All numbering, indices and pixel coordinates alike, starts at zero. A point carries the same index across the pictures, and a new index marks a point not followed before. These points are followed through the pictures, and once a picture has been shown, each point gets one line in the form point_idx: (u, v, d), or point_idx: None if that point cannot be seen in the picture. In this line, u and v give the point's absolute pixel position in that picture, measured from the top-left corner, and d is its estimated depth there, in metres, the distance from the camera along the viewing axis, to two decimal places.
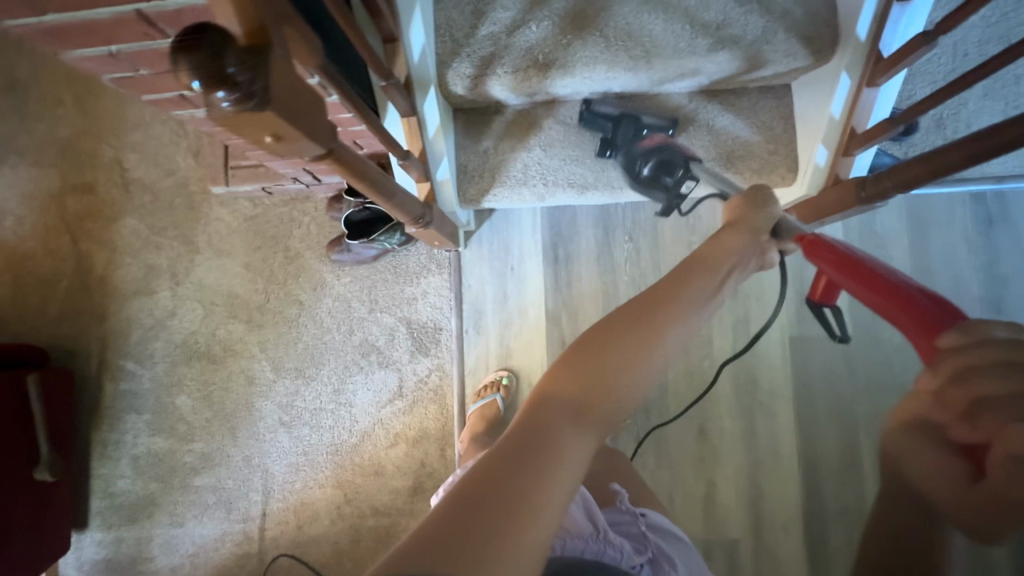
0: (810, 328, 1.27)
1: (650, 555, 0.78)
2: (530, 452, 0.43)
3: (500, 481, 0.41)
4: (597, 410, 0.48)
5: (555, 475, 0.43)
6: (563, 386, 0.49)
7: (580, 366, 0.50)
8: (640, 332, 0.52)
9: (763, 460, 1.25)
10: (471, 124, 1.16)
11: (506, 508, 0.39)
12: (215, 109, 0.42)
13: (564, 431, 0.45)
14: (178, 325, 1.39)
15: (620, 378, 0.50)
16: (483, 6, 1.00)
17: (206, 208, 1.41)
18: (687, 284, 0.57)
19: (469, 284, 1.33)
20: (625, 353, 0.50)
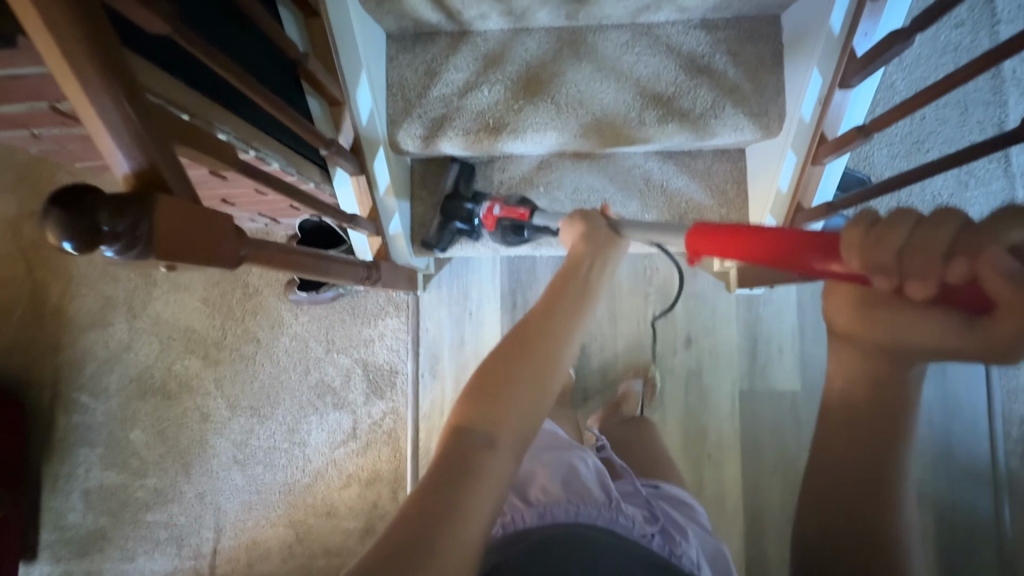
0: (761, 383, 1.28)
1: (660, 527, 0.77)
2: (450, 486, 0.48)
3: (431, 514, 0.46)
4: (508, 424, 0.53)
5: (474, 503, 0.48)
6: (471, 414, 0.53)
7: (480, 393, 0.54)
8: (534, 342, 0.57)
9: (709, 512, 1.26)
10: (428, 176, 1.16)
11: (437, 538, 0.45)
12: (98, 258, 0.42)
13: (478, 455, 0.50)
14: (134, 359, 1.38)
15: (530, 393, 0.55)
16: (436, 66, 0.99)
17: None
18: (566, 293, 0.62)
19: (426, 327, 1.34)
20: (521, 370, 0.55)
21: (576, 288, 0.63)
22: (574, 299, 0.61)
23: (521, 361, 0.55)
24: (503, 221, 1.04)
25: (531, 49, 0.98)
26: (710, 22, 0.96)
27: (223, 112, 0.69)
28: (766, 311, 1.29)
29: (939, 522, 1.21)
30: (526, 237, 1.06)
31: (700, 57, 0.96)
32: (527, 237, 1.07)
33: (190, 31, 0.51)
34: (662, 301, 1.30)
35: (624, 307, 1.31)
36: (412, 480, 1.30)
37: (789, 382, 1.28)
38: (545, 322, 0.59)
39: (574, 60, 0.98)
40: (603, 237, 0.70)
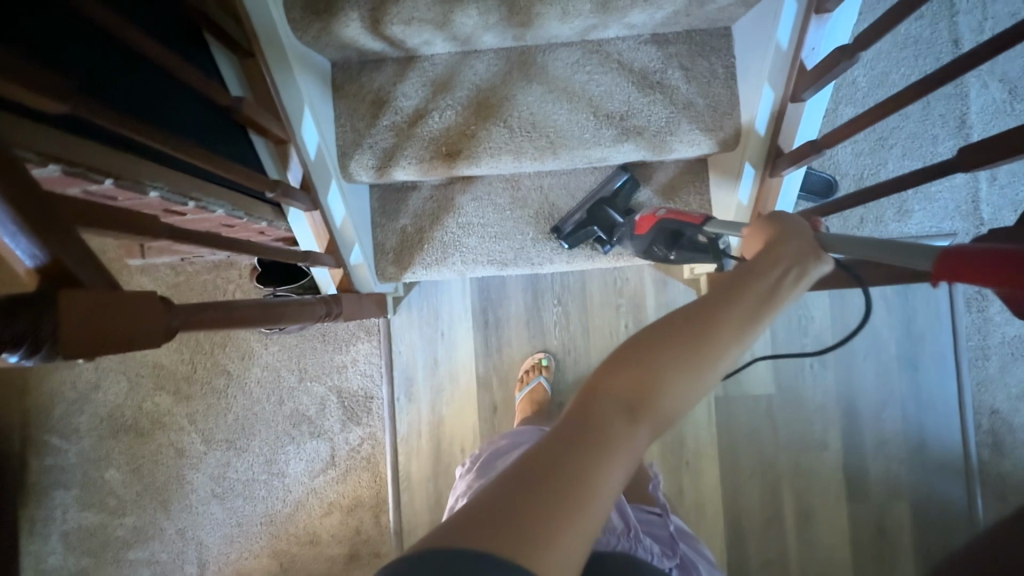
0: (735, 388, 1.29)
1: (679, 560, 0.79)
2: (577, 454, 0.40)
3: (548, 477, 0.38)
4: (653, 405, 0.43)
5: (600, 482, 0.39)
6: (614, 383, 0.43)
7: (631, 363, 0.44)
8: (705, 321, 0.46)
9: (690, 519, 1.28)
10: (388, 202, 1.14)
11: (561, 505, 0.37)
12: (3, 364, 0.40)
13: (612, 425, 0.42)
14: (105, 398, 1.36)
15: (684, 375, 0.44)
16: (384, 93, 0.96)
17: (125, 277, 1.36)
18: (754, 278, 0.49)
19: (399, 350, 1.32)
20: (683, 348, 0.44)
21: (763, 282, 0.49)
22: (761, 290, 0.48)
23: (681, 342, 0.44)
24: (659, 228, 0.86)
25: (482, 72, 0.96)
26: (661, 37, 0.94)
27: (152, 169, 0.66)
28: None
29: (913, 515, 1.23)
30: (676, 256, 0.87)
31: (653, 72, 0.94)
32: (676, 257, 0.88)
33: (91, 104, 0.49)
34: (634, 313, 1.28)
35: (596, 321, 1.29)
36: (393, 505, 1.30)
37: (763, 385, 1.28)
38: (721, 307, 0.46)
39: (526, 82, 0.96)
40: (802, 237, 0.54)
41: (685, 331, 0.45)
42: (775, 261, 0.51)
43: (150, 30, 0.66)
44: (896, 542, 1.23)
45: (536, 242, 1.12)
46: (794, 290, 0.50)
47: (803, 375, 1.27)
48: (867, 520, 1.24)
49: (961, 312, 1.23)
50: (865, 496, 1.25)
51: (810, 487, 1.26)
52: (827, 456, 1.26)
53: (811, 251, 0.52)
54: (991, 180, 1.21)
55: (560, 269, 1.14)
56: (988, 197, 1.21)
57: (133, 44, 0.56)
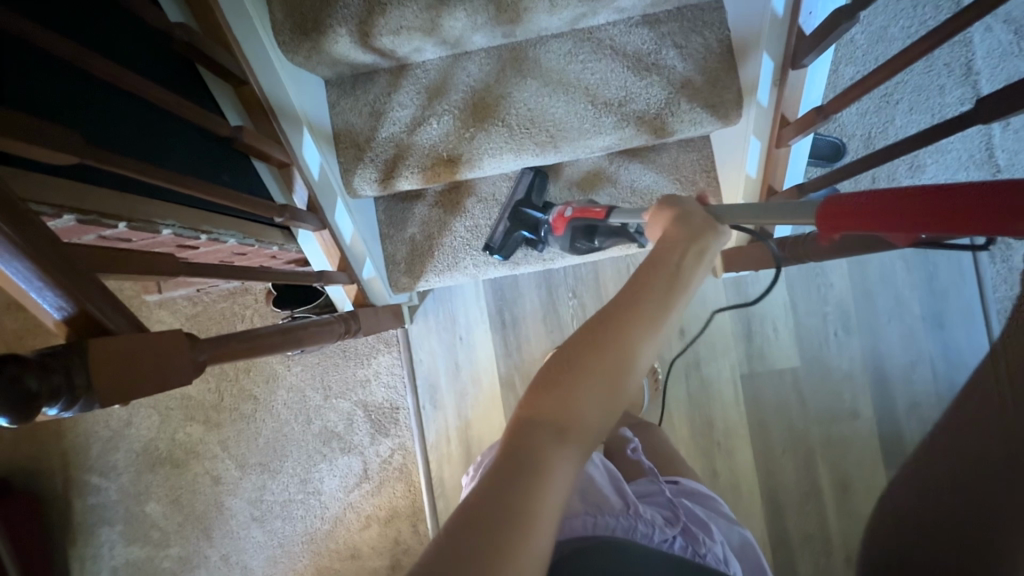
0: (760, 363, 1.27)
1: (683, 528, 0.73)
2: (512, 488, 0.40)
3: (488, 518, 0.39)
4: (575, 422, 0.44)
5: (539, 512, 0.40)
6: (539, 409, 0.44)
7: (554, 384, 0.45)
8: (618, 325, 0.47)
9: (727, 500, 1.27)
10: (394, 213, 1.14)
11: (500, 540, 0.38)
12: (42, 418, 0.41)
13: (545, 448, 0.43)
14: (138, 433, 1.38)
15: (605, 383, 0.45)
16: (380, 104, 0.96)
17: (146, 312, 1.37)
18: (661, 270, 0.50)
19: (420, 358, 1.33)
20: (602, 357, 0.46)
21: (669, 270, 0.51)
22: (670, 281, 0.50)
23: (588, 355, 0.46)
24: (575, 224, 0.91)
25: (473, 74, 0.95)
26: (652, 18, 0.93)
27: (163, 207, 0.67)
28: (756, 290, 1.28)
29: None
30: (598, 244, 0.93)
31: (647, 55, 0.93)
32: (599, 246, 0.94)
33: (98, 151, 0.49)
34: None
35: None
36: (430, 513, 1.30)
37: (788, 357, 1.27)
38: (624, 310, 0.48)
39: (518, 78, 0.95)
40: (700, 218, 0.56)
41: (591, 346, 0.46)
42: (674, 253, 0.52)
43: (143, 69, 0.66)
44: None
45: None
46: (695, 269, 0.52)
47: (828, 343, 1.25)
48: None
49: (985, 265, 1.20)
50: (902, 460, 1.23)
51: (847, 456, 1.25)
52: (859, 423, 1.25)
53: (708, 227, 0.55)
54: (1005, 126, 1.18)
55: (570, 261, 1.13)
56: (1003, 143, 1.18)
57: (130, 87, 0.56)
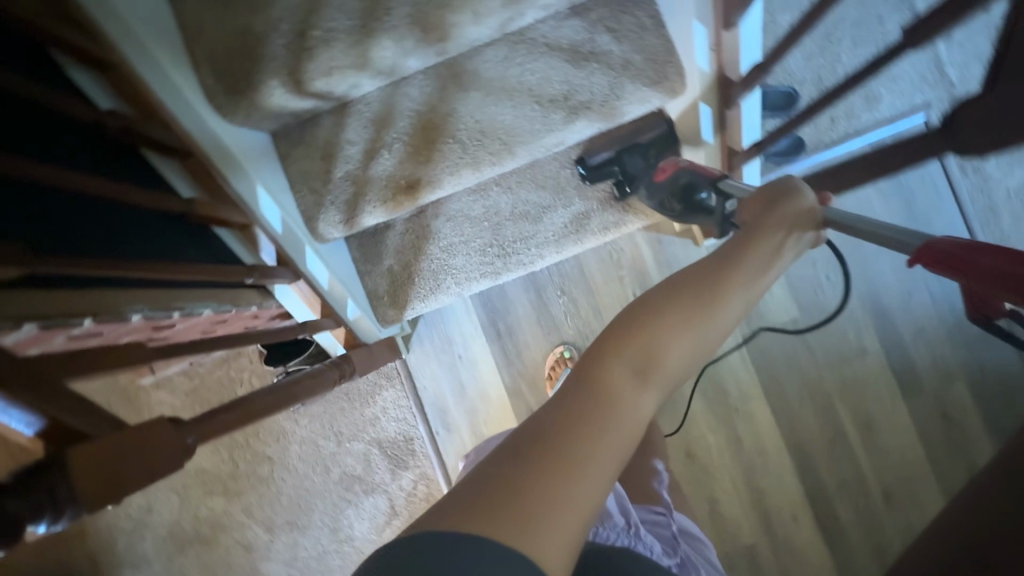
0: (759, 322, 1.27)
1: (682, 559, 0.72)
2: (575, 423, 0.40)
3: (545, 448, 0.38)
4: (655, 369, 0.44)
5: (599, 454, 0.39)
6: (614, 351, 0.44)
7: (632, 332, 0.45)
8: (705, 287, 0.47)
9: (755, 463, 1.27)
10: (368, 249, 1.14)
11: (555, 472, 0.37)
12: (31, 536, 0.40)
13: (617, 394, 0.42)
14: (161, 518, 1.36)
15: (684, 339, 0.45)
16: (329, 146, 0.95)
17: (144, 396, 1.36)
18: (754, 245, 0.51)
19: (424, 385, 1.32)
20: (683, 314, 0.45)
21: (764, 244, 0.51)
22: (762, 259, 0.50)
23: (680, 309, 0.45)
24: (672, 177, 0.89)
25: (416, 97, 0.95)
26: (580, 8, 0.93)
27: (126, 295, 0.66)
28: None
29: (974, 392, 1.21)
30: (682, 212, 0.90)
31: (582, 45, 0.93)
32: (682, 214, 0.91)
33: (44, 260, 0.49)
34: (639, 279, 1.26)
35: (605, 299, 1.27)
36: None
37: (785, 311, 1.26)
38: (722, 269, 0.48)
39: (461, 92, 0.94)
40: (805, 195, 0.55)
41: (686, 295, 0.46)
42: (778, 224, 0.53)
43: (81, 162, 0.65)
44: (965, 424, 1.21)
45: (519, 242, 1.11)
46: (792, 252, 0.52)
47: (822, 289, 1.25)
48: (929, 411, 1.22)
49: (959, 180, 1.21)
50: (919, 389, 1.22)
51: (863, 396, 1.24)
52: (869, 360, 1.24)
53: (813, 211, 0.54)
54: (948, 42, 1.18)
55: (552, 261, 1.14)
56: (950, 59, 1.18)
57: (76, 187, 0.56)
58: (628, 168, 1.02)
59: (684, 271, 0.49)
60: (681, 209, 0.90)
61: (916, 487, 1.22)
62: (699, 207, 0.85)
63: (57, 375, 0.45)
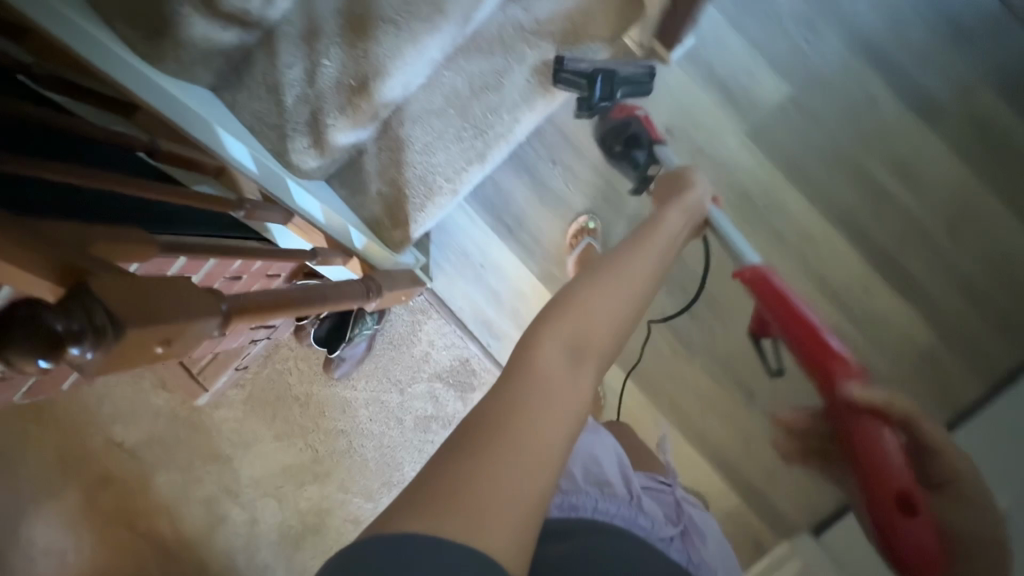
0: (757, 112, 1.21)
1: (682, 527, 0.75)
2: (518, 397, 0.44)
3: (489, 428, 0.42)
4: (589, 345, 0.51)
5: (542, 426, 0.43)
6: (549, 337, 0.50)
7: (561, 316, 0.52)
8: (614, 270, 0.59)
9: (808, 250, 1.21)
10: (351, 181, 1.12)
11: (499, 447, 0.41)
12: (76, 367, 0.38)
13: (556, 368, 0.48)
14: (267, 527, 1.35)
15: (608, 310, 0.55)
16: (270, 76, 0.93)
17: (208, 418, 1.38)
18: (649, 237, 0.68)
19: (459, 306, 1.31)
20: (602, 290, 0.56)
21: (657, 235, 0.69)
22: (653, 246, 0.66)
23: (604, 285, 0.56)
24: (628, 123, 1.08)
25: None
26: None
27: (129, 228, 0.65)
28: (711, 54, 1.21)
29: (997, 89, 1.14)
30: (620, 151, 1.11)
31: None
32: (615, 152, 1.13)
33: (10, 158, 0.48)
34: None
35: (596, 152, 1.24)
36: None
37: (779, 90, 1.20)
38: (627, 266, 0.60)
39: None
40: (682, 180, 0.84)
41: (602, 286, 0.56)
42: (661, 235, 0.69)
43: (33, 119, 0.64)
44: (1002, 125, 1.15)
45: (490, 115, 1.08)
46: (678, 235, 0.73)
47: (806, 54, 1.19)
48: (961, 126, 1.16)
49: None
50: (942, 110, 1.16)
51: (890, 139, 1.18)
52: (882, 103, 1.18)
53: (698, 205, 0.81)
54: None
55: (527, 126, 1.12)
56: None
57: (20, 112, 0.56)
58: (594, 87, 1.03)
59: (592, 271, 0.59)
60: (619, 151, 1.11)
61: (974, 204, 1.16)
62: (627, 157, 1.10)
63: (72, 240, 0.44)
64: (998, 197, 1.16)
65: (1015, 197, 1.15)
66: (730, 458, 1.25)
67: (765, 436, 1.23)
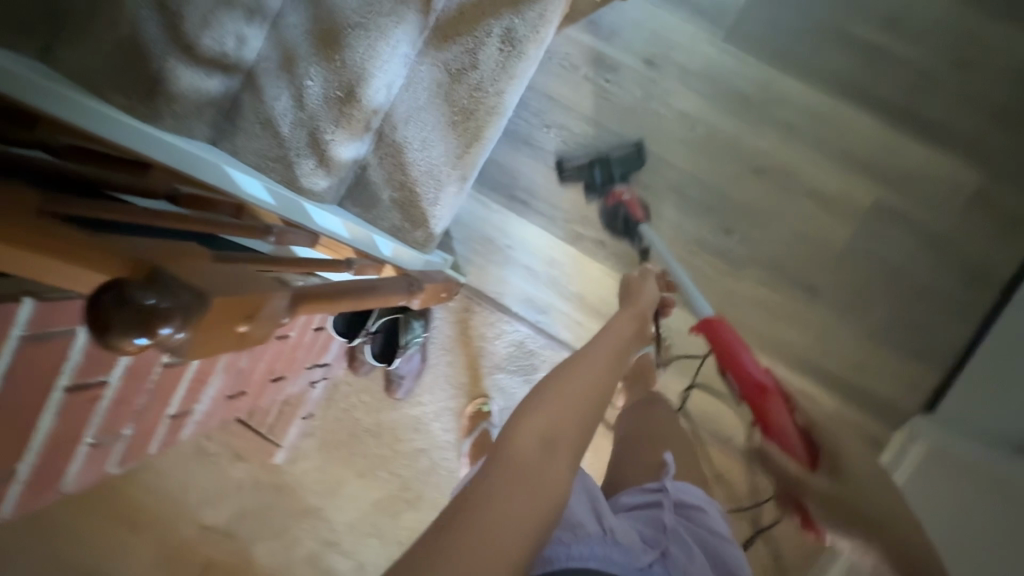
0: (730, 13, 1.18)
1: (663, 551, 0.64)
2: (492, 481, 0.46)
3: (460, 513, 0.43)
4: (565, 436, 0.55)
5: (516, 511, 0.45)
6: (520, 427, 0.53)
7: (538, 409, 0.56)
8: (581, 366, 0.66)
9: (822, 131, 1.17)
10: (361, 196, 1.12)
11: (473, 527, 0.42)
12: (173, 344, 0.39)
13: (533, 458, 0.50)
14: (376, 567, 1.32)
15: (580, 404, 0.60)
16: (261, 111, 0.94)
17: (289, 477, 1.37)
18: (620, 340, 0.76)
19: (498, 293, 1.29)
20: (575, 385, 0.62)
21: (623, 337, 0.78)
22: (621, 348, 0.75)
23: (580, 383, 0.62)
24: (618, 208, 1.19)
25: (299, 20, 0.93)
26: None
27: None
28: None
29: None
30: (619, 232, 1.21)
31: None
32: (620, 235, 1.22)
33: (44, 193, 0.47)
34: (598, 65, 1.23)
35: (583, 103, 1.24)
36: None
37: None
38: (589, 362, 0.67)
39: None
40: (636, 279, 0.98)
41: (574, 381, 0.62)
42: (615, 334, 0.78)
43: None
44: None
45: (474, 95, 1.09)
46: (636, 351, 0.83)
47: None
48: None
49: None
50: None
51: None
52: None
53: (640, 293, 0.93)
54: None
55: (513, 94, 1.11)
56: None
57: (20, 165, 0.52)
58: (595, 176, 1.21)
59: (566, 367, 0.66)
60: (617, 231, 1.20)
61: (974, 33, 1.12)
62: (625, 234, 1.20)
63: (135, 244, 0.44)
64: (995, 18, 1.12)
65: (1012, 13, 1.11)
66: (816, 361, 1.19)
67: (843, 328, 1.18)
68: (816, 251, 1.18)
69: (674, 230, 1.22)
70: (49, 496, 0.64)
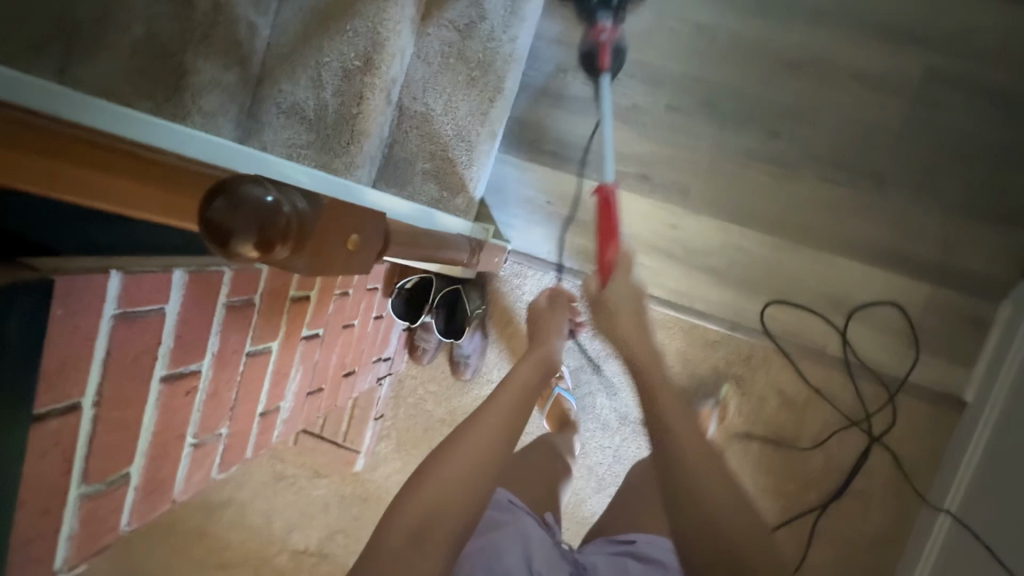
0: None
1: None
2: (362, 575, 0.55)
3: None
4: (441, 525, 0.58)
5: None
6: (395, 514, 0.58)
7: (420, 489, 0.59)
8: (483, 419, 0.65)
9: (855, 8, 1.10)
10: (394, 174, 1.08)
11: None
12: (288, 252, 0.35)
13: (398, 552, 0.56)
14: None
15: (467, 471, 0.61)
16: (283, 98, 0.91)
17: (374, 485, 1.32)
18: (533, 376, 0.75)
19: (547, 251, 1.24)
20: (465, 448, 0.62)
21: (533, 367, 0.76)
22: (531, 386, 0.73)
23: (471, 447, 0.62)
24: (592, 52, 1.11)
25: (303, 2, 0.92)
26: None
27: None
28: None
29: None
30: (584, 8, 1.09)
31: None
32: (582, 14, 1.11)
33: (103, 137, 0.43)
34: None
35: None
36: (699, 317, 1.20)
37: None
38: (483, 425, 0.64)
39: None
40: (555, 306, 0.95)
41: (459, 461, 0.61)
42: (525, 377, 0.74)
43: None
44: None
45: (488, 46, 1.05)
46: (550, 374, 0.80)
47: None
48: None
49: None
50: None
51: None
52: None
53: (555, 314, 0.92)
54: None
55: (523, 40, 1.08)
56: None
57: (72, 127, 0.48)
58: None
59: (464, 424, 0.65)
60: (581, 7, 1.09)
61: None
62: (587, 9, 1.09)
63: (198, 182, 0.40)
64: None
65: None
66: (897, 251, 1.12)
67: (920, 208, 1.11)
68: (873, 136, 1.11)
69: (716, 148, 1.16)
70: (165, 507, 0.60)
